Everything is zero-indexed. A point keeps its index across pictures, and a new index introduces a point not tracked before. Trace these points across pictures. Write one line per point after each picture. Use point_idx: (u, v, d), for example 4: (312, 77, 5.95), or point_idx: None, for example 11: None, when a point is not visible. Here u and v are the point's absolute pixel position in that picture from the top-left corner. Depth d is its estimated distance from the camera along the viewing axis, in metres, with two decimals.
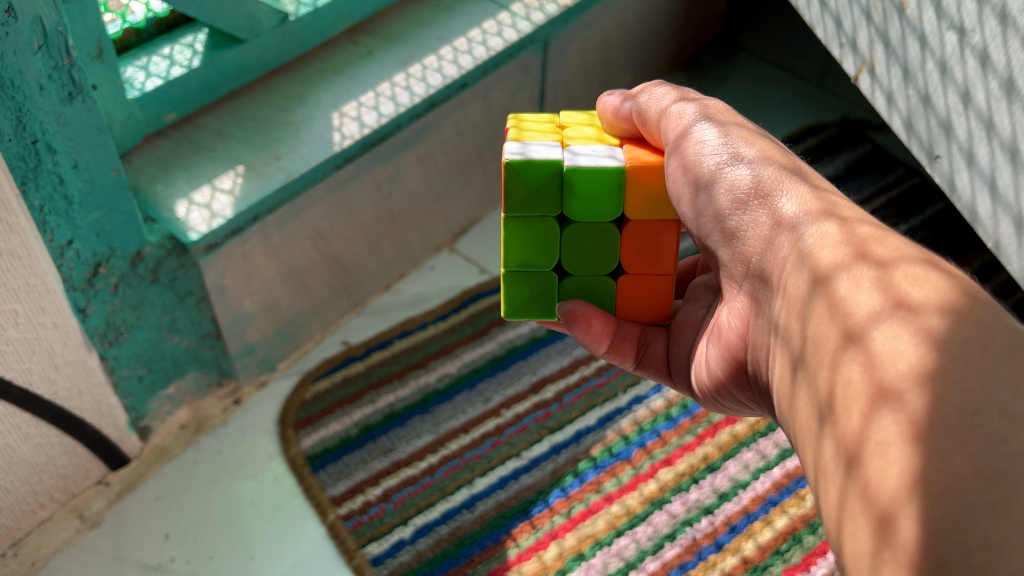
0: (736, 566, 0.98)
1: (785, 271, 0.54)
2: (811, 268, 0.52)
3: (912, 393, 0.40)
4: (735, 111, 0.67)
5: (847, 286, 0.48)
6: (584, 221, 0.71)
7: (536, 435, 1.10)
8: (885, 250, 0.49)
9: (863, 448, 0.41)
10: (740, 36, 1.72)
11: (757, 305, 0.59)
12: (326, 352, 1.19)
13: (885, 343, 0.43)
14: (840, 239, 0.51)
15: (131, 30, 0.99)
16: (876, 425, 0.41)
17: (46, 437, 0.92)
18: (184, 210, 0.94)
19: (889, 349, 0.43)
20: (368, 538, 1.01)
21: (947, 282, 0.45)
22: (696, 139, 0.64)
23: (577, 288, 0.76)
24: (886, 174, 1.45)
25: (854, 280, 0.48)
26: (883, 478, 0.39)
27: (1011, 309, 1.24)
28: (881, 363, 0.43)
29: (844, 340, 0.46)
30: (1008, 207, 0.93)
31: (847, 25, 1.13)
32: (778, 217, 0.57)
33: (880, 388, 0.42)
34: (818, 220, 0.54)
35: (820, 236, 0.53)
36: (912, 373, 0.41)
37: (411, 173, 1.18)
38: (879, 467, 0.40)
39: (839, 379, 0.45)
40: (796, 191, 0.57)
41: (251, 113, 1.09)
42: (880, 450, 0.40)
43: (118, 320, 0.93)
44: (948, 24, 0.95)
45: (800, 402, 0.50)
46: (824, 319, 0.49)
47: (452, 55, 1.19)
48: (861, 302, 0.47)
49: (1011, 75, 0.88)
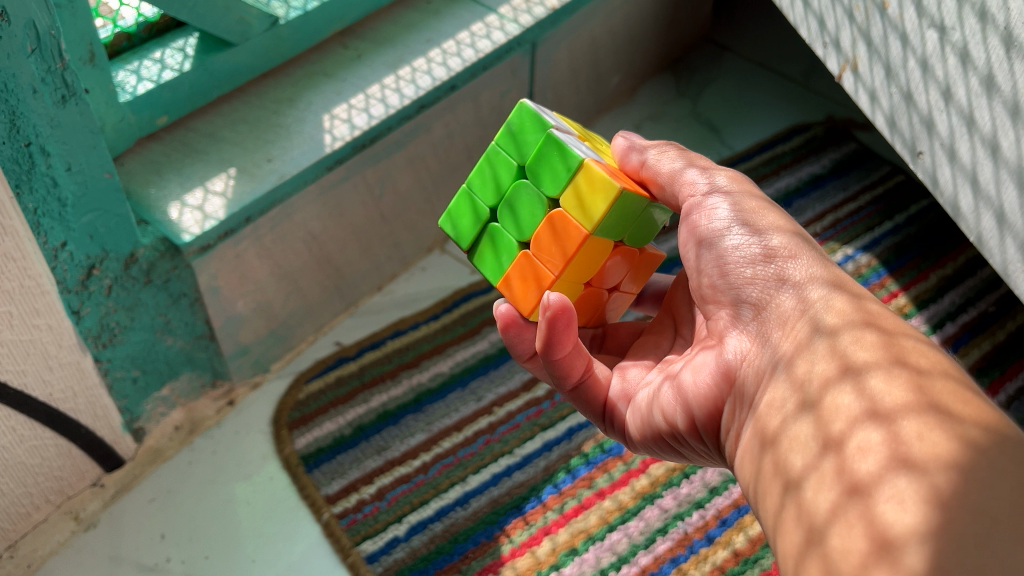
0: (727, 560, 0.99)
1: (816, 347, 0.60)
2: (848, 354, 0.58)
3: (937, 468, 0.47)
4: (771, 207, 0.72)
5: (881, 373, 0.55)
6: (529, 187, 0.76)
7: (528, 433, 1.11)
8: (923, 363, 0.55)
9: (872, 491, 0.49)
10: (727, 38, 1.73)
11: (766, 354, 0.65)
12: (319, 353, 1.20)
13: (912, 431, 0.50)
14: (879, 343, 0.58)
15: (122, 35, 1.00)
16: (891, 480, 0.48)
17: (40, 439, 0.92)
18: (177, 212, 0.96)
19: (917, 436, 0.49)
20: (362, 535, 1.01)
21: (979, 405, 0.51)
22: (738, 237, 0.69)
23: (493, 239, 0.81)
24: (871, 172, 1.47)
25: (890, 374, 0.55)
26: (891, 521, 0.46)
27: (996, 303, 1.26)
28: (905, 443, 0.49)
29: (871, 411, 0.53)
30: (989, 201, 0.94)
31: (830, 25, 1.15)
32: (817, 308, 0.63)
33: (901, 456, 0.49)
34: (859, 324, 0.60)
35: (856, 338, 0.59)
36: (941, 453, 0.47)
37: (401, 174, 1.19)
38: (888, 510, 0.47)
39: (856, 438, 0.52)
40: (837, 293, 0.63)
41: (243, 116, 1.10)
42: (894, 498, 0.47)
43: (112, 321, 0.93)
44: (929, 22, 0.96)
45: (797, 430, 0.58)
46: (851, 390, 0.55)
47: (442, 57, 1.20)
48: (893, 390, 0.53)
49: (990, 72, 0.90)
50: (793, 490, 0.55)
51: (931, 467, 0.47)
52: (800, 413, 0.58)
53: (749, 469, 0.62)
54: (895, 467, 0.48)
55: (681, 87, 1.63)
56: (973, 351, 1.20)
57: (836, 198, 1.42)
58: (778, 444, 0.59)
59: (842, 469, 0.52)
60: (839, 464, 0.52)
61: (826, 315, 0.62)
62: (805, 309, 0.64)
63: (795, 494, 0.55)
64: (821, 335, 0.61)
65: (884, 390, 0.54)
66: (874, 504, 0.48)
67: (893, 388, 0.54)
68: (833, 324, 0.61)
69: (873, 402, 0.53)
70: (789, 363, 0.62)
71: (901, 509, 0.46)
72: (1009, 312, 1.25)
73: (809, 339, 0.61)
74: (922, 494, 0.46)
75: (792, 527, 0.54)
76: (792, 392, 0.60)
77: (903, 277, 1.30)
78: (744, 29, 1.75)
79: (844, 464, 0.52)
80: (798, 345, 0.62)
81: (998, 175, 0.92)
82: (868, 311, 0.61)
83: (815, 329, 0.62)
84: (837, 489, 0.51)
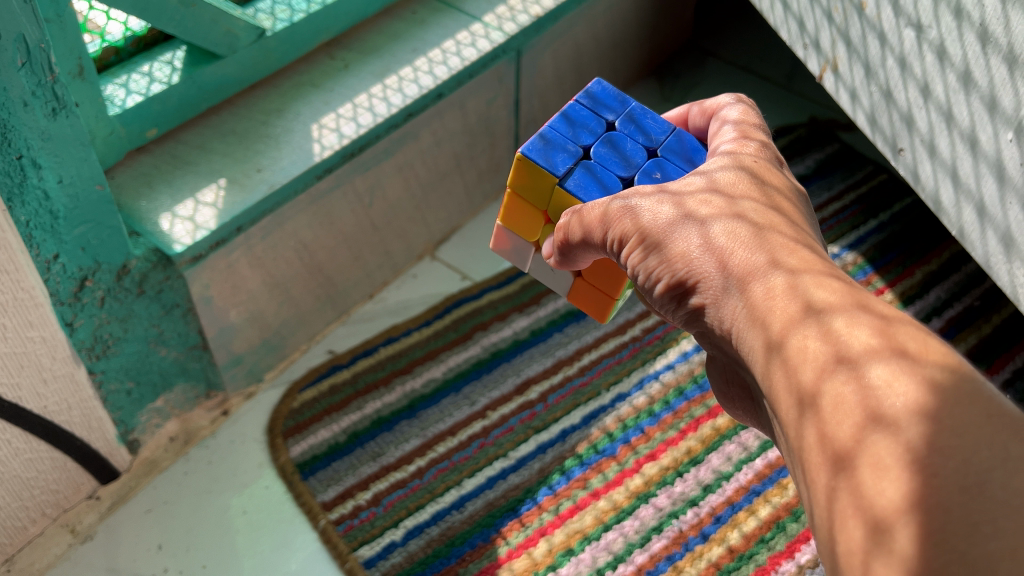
0: (723, 556, 1.00)
1: (773, 305, 0.53)
2: (803, 300, 0.52)
3: (909, 420, 0.43)
4: (700, 184, 0.65)
5: (844, 317, 0.50)
6: None
7: (522, 436, 1.12)
8: (884, 308, 0.50)
9: (856, 456, 0.43)
10: (709, 44, 1.75)
11: (736, 330, 0.56)
12: (312, 362, 1.20)
13: (883, 383, 0.45)
14: (838, 287, 0.52)
15: (110, 49, 1.01)
16: (872, 440, 0.43)
17: (36, 452, 0.93)
18: (168, 224, 0.96)
19: (889, 387, 0.44)
20: (359, 542, 1.02)
21: (944, 347, 0.47)
22: (673, 232, 0.61)
23: None
24: (855, 172, 1.48)
25: (855, 318, 0.49)
26: (876, 491, 0.42)
27: (980, 297, 1.28)
28: (878, 397, 0.45)
29: (838, 358, 0.48)
30: (969, 195, 0.95)
31: (809, 26, 1.17)
32: (770, 265, 0.55)
33: (874, 411, 0.44)
34: (818, 271, 0.53)
35: (816, 282, 0.52)
36: (914, 404, 0.43)
37: (391, 182, 1.20)
38: (873, 479, 0.42)
39: (830, 390, 0.46)
40: (789, 244, 0.56)
41: (232, 127, 1.11)
42: (878, 464, 0.42)
43: (105, 333, 0.94)
44: (906, 21, 0.98)
45: (773, 382, 0.51)
46: (815, 333, 0.49)
47: (428, 66, 1.21)
48: (858, 333, 0.48)
49: (967, 67, 0.91)
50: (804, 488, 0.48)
51: (905, 420, 0.43)
52: (770, 361, 0.51)
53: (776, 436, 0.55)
54: (872, 424, 0.44)
55: (665, 93, 1.65)
56: (959, 346, 1.21)
57: (822, 198, 1.43)
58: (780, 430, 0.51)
59: (822, 433, 0.46)
60: (819, 429, 0.46)
61: (785, 253, 0.55)
62: (760, 243, 0.56)
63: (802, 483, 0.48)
64: (779, 271, 0.54)
65: (848, 335, 0.48)
66: (861, 476, 0.43)
67: (858, 331, 0.48)
68: (794, 264, 0.54)
69: (841, 350, 0.48)
70: (751, 307, 0.54)
71: (882, 480, 0.42)
72: (993, 306, 1.27)
73: (764, 269, 0.55)
74: (902, 455, 0.42)
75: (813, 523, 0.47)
76: (757, 334, 0.53)
77: (888, 274, 1.31)
78: (724, 34, 1.77)
79: (824, 424, 0.46)
80: (754, 279, 0.55)
81: (978, 169, 0.93)
82: (830, 264, 0.55)
83: (773, 260, 0.55)
84: (825, 461, 0.45)
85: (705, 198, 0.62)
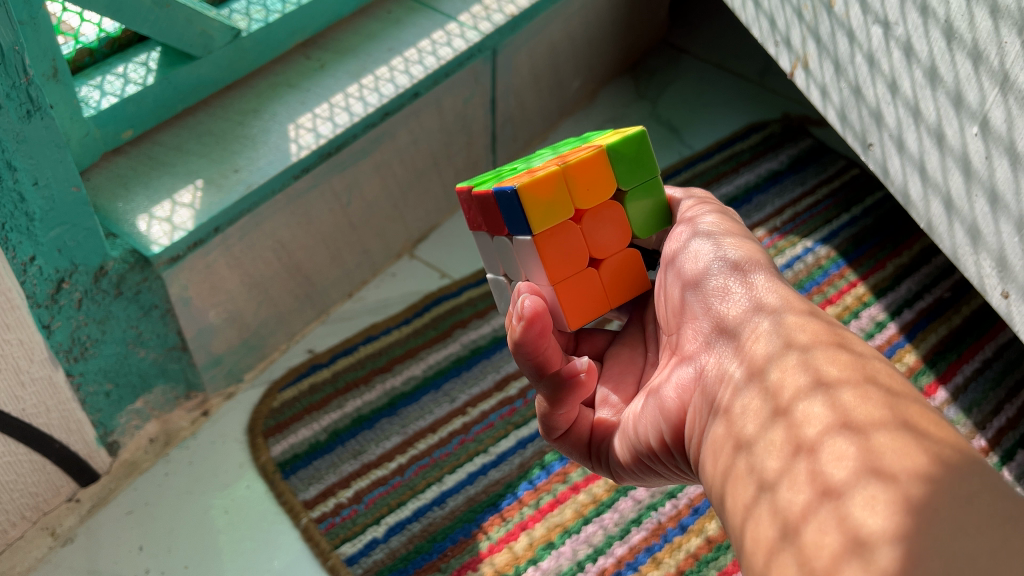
0: (701, 547, 1.01)
1: (786, 375, 0.55)
2: (813, 375, 0.54)
3: (907, 474, 0.43)
4: (756, 259, 0.68)
5: (852, 390, 0.51)
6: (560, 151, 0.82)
7: (502, 431, 1.13)
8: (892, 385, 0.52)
9: (847, 496, 0.44)
10: (683, 42, 1.77)
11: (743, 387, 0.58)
12: (292, 361, 1.21)
13: (886, 448, 0.45)
14: (850, 365, 0.54)
15: (84, 51, 1.01)
16: (866, 488, 0.44)
17: (14, 455, 0.92)
18: (145, 225, 0.97)
19: (893, 450, 0.45)
20: (341, 538, 1.02)
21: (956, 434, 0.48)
22: (714, 291, 0.66)
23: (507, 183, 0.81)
24: (828, 166, 1.51)
25: (863, 391, 0.51)
26: (864, 522, 0.42)
27: (952, 289, 1.30)
28: (876, 456, 0.45)
29: (842, 422, 0.49)
30: (937, 188, 0.97)
31: (781, 24, 1.19)
32: (789, 341, 0.58)
33: (872, 465, 0.45)
34: (830, 348, 0.56)
35: (829, 359, 0.55)
36: (918, 466, 0.43)
37: (368, 181, 1.20)
38: (862, 514, 0.43)
39: (829, 446, 0.48)
40: (807, 327, 0.59)
41: (208, 128, 1.11)
42: (870, 501, 0.43)
43: (83, 335, 0.94)
44: (873, 19, 1.00)
45: (767, 433, 0.53)
46: (822, 401, 0.51)
47: (404, 65, 1.22)
48: (867, 406, 0.49)
49: (932, 63, 0.93)
50: (766, 500, 0.50)
51: (902, 471, 0.43)
52: (772, 419, 0.53)
53: (709, 474, 0.58)
54: (868, 473, 0.45)
55: (640, 90, 1.67)
56: (930, 336, 1.23)
57: (795, 192, 1.46)
58: (754, 457, 0.53)
59: (815, 479, 0.47)
60: (811, 468, 0.48)
61: (799, 333, 0.58)
62: (778, 327, 0.60)
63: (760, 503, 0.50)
64: (793, 350, 0.57)
65: (856, 405, 0.50)
66: (846, 506, 0.44)
67: (866, 403, 0.49)
68: (806, 342, 0.57)
69: (843, 414, 0.49)
70: (761, 374, 0.57)
71: (870, 512, 0.42)
72: (964, 297, 1.29)
73: (781, 351, 0.57)
74: (894, 495, 0.42)
75: (748, 553, 0.50)
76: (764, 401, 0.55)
77: (860, 267, 1.33)
78: (698, 32, 1.79)
79: (816, 466, 0.48)
80: (768, 356, 0.58)
81: (944, 163, 0.95)
82: (840, 336, 0.58)
83: (787, 341, 0.58)
84: (810, 494, 0.47)
85: (747, 276, 0.66)
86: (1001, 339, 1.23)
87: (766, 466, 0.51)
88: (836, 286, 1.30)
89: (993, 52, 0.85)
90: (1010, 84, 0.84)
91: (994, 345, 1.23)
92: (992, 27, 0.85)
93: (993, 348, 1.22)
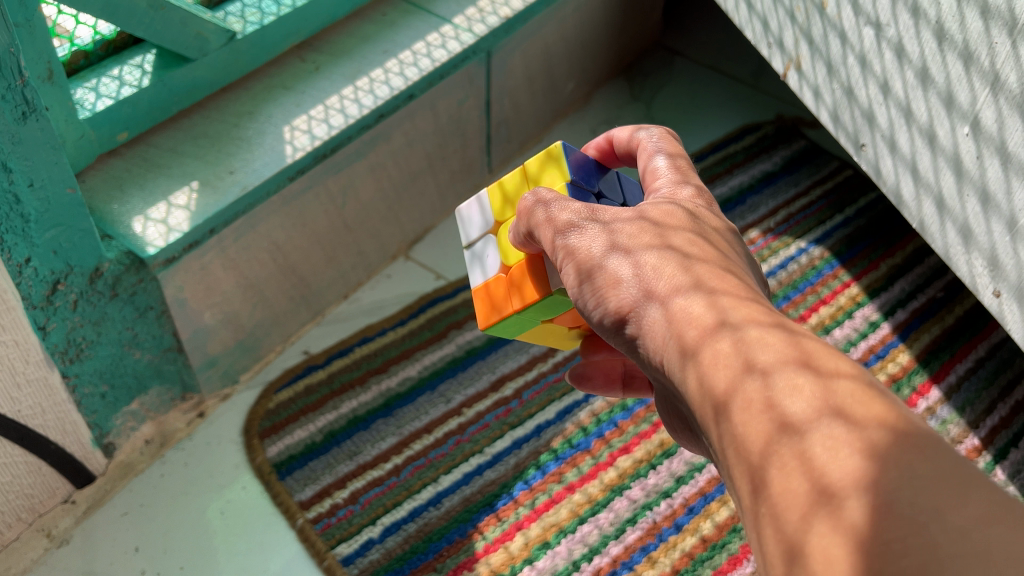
0: (696, 546, 1.02)
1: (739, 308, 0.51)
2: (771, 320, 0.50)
3: (873, 422, 0.42)
4: (672, 209, 0.63)
5: (817, 344, 0.48)
6: None
7: (497, 432, 1.13)
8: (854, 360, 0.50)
9: (809, 435, 0.43)
10: (677, 44, 1.78)
11: (676, 308, 0.54)
12: (287, 362, 1.21)
13: (849, 396, 0.44)
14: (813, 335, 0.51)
15: (79, 53, 1.02)
16: (827, 428, 0.43)
17: (10, 457, 0.93)
18: (140, 226, 0.97)
19: (854, 401, 0.44)
20: (337, 539, 1.03)
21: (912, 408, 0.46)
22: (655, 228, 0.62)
23: None
24: (822, 167, 1.51)
25: (828, 348, 0.48)
26: (828, 469, 0.41)
27: (944, 289, 1.31)
28: (843, 403, 0.44)
29: (804, 361, 0.47)
30: (929, 188, 0.98)
31: (773, 25, 1.20)
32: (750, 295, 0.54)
33: (837, 408, 0.43)
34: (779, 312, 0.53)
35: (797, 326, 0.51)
36: (888, 422, 0.42)
37: (363, 183, 1.21)
38: (825, 460, 0.41)
39: (787, 377, 0.46)
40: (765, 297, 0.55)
41: (203, 130, 1.11)
42: (835, 447, 0.41)
43: (78, 337, 0.94)
44: (865, 20, 1.01)
45: (714, 347, 0.49)
46: (782, 336, 0.48)
47: (399, 67, 1.22)
48: (832, 360, 0.47)
49: (924, 64, 0.94)
50: (721, 415, 0.47)
51: (870, 419, 0.42)
52: (716, 331, 0.50)
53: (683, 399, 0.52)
54: (832, 415, 0.43)
55: (634, 92, 1.67)
56: (923, 336, 1.24)
57: (788, 193, 1.46)
58: (699, 365, 0.49)
59: (773, 406, 0.45)
60: (766, 393, 0.45)
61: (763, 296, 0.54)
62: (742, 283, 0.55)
63: (715, 425, 0.47)
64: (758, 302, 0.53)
65: (822, 356, 0.47)
66: (811, 446, 0.42)
67: (832, 356, 0.47)
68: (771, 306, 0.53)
69: (804, 352, 0.47)
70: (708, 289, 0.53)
71: (836, 459, 0.41)
72: (957, 296, 1.30)
73: (744, 295, 0.53)
74: (860, 441, 0.41)
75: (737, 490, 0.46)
76: (708, 312, 0.51)
77: (854, 267, 1.34)
78: (692, 34, 1.80)
79: (773, 395, 0.45)
80: (719, 285, 0.54)
81: (936, 163, 0.96)
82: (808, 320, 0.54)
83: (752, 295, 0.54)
84: (769, 425, 0.44)
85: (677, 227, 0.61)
86: (994, 338, 1.24)
87: (712, 379, 0.48)
88: (830, 286, 1.31)
89: (983, 52, 0.86)
90: (1000, 84, 0.85)
91: (986, 344, 1.23)
92: (982, 27, 0.85)
93: (985, 348, 1.23)
